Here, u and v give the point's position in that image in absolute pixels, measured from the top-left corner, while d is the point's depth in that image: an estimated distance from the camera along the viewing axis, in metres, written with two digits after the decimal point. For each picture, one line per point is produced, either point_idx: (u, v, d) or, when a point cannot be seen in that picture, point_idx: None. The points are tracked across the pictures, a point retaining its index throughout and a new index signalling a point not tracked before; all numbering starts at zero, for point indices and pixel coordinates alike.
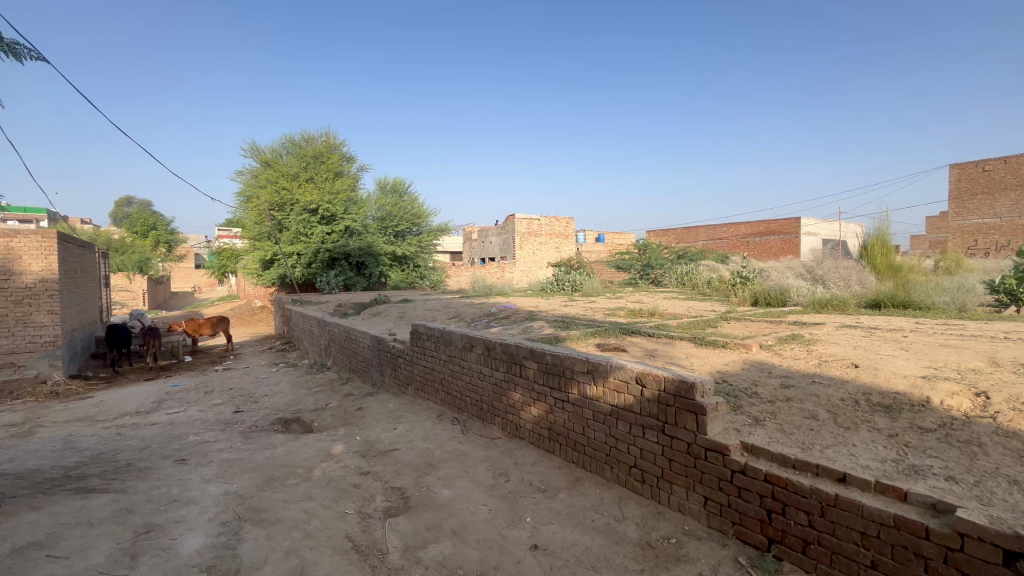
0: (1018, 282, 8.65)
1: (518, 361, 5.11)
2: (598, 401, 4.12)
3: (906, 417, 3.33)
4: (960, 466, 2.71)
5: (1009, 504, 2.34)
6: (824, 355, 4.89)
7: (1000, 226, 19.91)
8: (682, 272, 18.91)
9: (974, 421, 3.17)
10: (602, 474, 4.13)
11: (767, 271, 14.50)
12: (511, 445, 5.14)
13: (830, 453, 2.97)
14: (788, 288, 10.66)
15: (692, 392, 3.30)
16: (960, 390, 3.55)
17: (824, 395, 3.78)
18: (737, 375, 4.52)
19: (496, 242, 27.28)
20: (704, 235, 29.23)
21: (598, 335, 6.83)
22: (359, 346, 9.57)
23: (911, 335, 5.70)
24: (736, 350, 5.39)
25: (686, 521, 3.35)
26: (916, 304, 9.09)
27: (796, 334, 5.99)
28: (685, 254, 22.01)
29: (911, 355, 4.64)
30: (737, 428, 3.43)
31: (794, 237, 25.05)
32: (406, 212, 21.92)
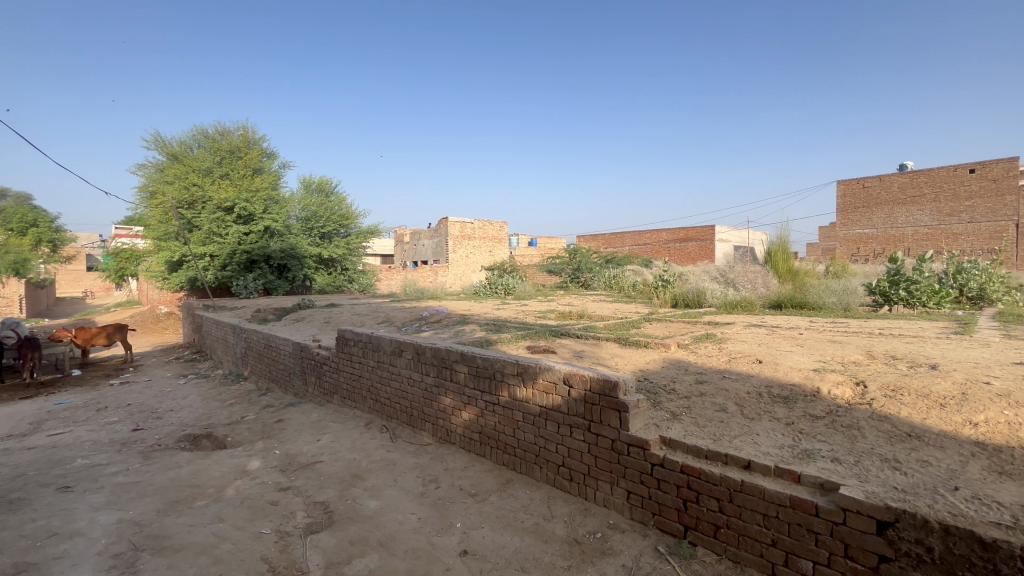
0: (891, 285, 9.90)
1: (449, 366, 5.05)
2: (527, 402, 4.17)
3: (800, 406, 3.69)
4: (843, 448, 3.04)
5: (881, 479, 2.66)
6: (733, 352, 5.31)
7: (877, 236, 22.74)
8: (610, 276, 19.72)
9: (855, 407, 3.57)
10: (531, 475, 4.19)
11: (686, 274, 15.50)
12: (441, 451, 5.07)
13: (737, 442, 3.22)
14: (703, 291, 11.47)
15: (615, 391, 3.45)
16: (843, 381, 4.00)
17: (732, 390, 4.09)
18: (657, 373, 4.78)
19: (429, 245, 26.90)
20: (630, 240, 30.67)
21: (529, 337, 6.95)
22: (280, 354, 9.01)
23: (805, 332, 6.34)
24: (656, 349, 5.70)
25: (611, 515, 3.48)
26: (810, 305, 10.16)
27: (709, 334, 6.44)
28: (612, 259, 22.97)
29: (805, 350, 5.17)
30: (656, 423, 3.63)
31: (709, 243, 27.02)
32: (332, 212, 20.99)
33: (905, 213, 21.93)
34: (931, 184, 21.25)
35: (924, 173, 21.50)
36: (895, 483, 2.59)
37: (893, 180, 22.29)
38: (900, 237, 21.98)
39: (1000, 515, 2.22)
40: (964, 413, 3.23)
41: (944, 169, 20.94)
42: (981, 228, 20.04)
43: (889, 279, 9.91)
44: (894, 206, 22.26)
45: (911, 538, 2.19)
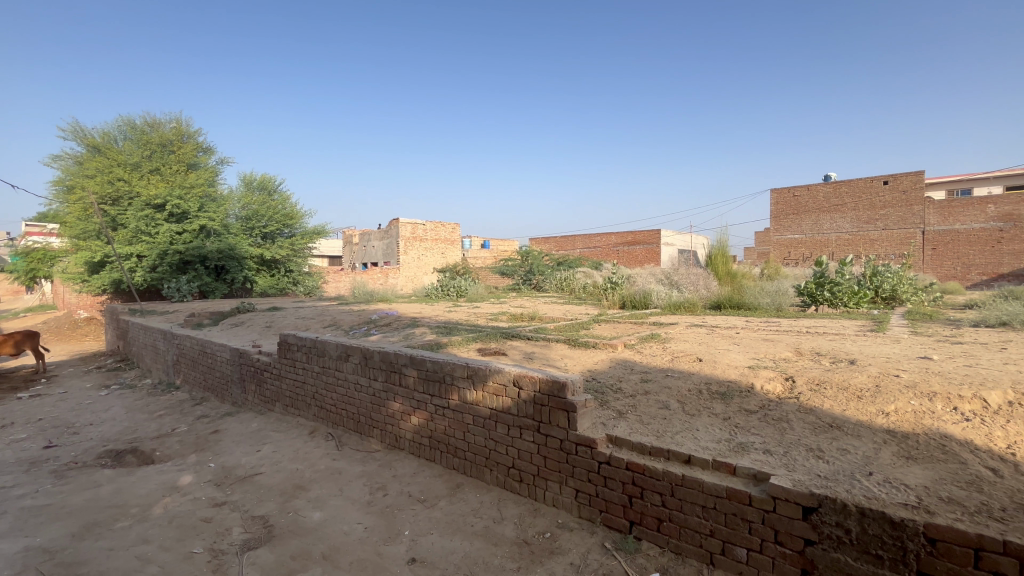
0: (817, 287, 10.72)
1: (398, 370, 4.94)
2: (478, 405, 4.15)
3: (736, 401, 3.90)
4: (774, 440, 3.24)
5: (807, 467, 2.84)
6: (676, 351, 5.54)
7: (805, 241, 24.46)
8: (561, 279, 20.06)
9: (785, 402, 3.81)
10: (481, 478, 4.17)
11: (633, 276, 16.02)
12: (390, 457, 4.95)
13: (678, 438, 3.35)
14: (650, 292, 11.90)
15: (564, 391, 3.50)
16: (775, 377, 4.26)
17: (674, 387, 4.26)
18: (605, 373, 4.90)
19: (379, 246, 26.28)
20: (581, 243, 31.30)
21: (480, 340, 6.93)
22: (216, 361, 8.48)
23: (742, 332, 6.71)
24: (604, 349, 5.84)
25: (560, 514, 3.53)
26: (746, 306, 10.80)
27: (654, 334, 6.69)
28: (563, 261, 23.38)
29: (742, 348, 5.46)
30: (604, 422, 3.71)
31: (655, 246, 28.07)
32: (275, 211, 20.04)
33: (829, 220, 23.75)
34: (852, 194, 23.10)
35: (846, 184, 23.35)
36: (818, 470, 2.79)
37: (819, 189, 24.06)
38: (825, 242, 23.78)
39: (906, 496, 2.44)
40: (878, 404, 3.53)
41: (863, 180, 22.82)
42: (893, 235, 22.01)
43: (815, 281, 10.76)
44: (820, 214, 24.04)
45: (832, 521, 2.36)
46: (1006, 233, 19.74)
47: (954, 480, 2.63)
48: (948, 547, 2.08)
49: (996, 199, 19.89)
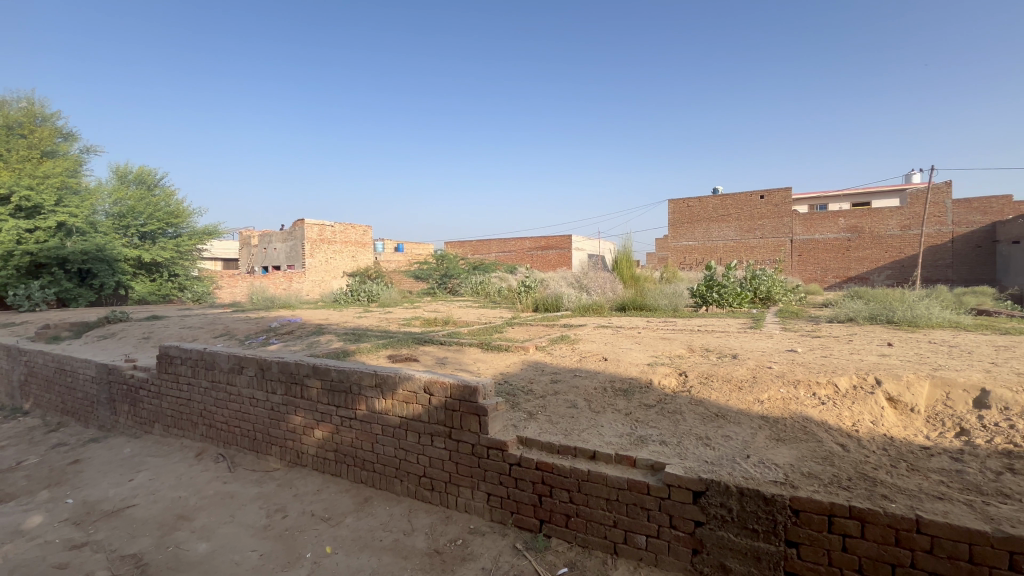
0: (707, 289, 11.87)
1: (299, 381, 4.61)
2: (387, 414, 4.00)
3: (637, 397, 4.16)
4: (669, 431, 3.50)
5: (697, 454, 3.11)
6: (583, 351, 5.79)
7: (698, 247, 26.89)
8: (477, 283, 20.16)
9: (678, 395, 4.14)
10: (391, 489, 4.02)
11: (546, 280, 16.53)
12: (290, 476, 4.60)
13: (584, 435, 3.49)
14: (561, 295, 12.35)
15: (475, 395, 3.49)
16: (670, 372, 4.61)
17: (582, 386, 4.45)
18: (516, 375, 4.99)
19: (281, 248, 24.47)
20: (496, 247, 31.59)
21: (391, 346, 6.71)
22: (78, 379, 7.32)
23: (642, 331, 7.20)
24: (516, 352, 5.94)
25: (472, 520, 3.51)
26: (647, 307, 11.62)
27: (564, 335, 6.94)
28: (479, 265, 23.45)
29: (643, 347, 5.84)
30: (515, 424, 3.76)
31: (567, 251, 29.19)
32: (156, 208, 17.86)
33: (717, 229, 26.36)
34: (735, 206, 25.78)
35: (731, 197, 26.01)
36: (706, 457, 3.05)
37: (709, 201, 26.55)
38: (714, 249, 26.34)
39: (776, 474, 2.75)
40: (754, 393, 3.96)
41: (744, 194, 25.55)
42: (768, 242, 24.95)
43: (705, 284, 11.90)
44: (710, 223, 26.58)
45: (717, 502, 2.58)
46: (854, 243, 23.18)
47: (814, 457, 3.01)
48: (809, 516, 2.37)
49: (846, 214, 23.31)
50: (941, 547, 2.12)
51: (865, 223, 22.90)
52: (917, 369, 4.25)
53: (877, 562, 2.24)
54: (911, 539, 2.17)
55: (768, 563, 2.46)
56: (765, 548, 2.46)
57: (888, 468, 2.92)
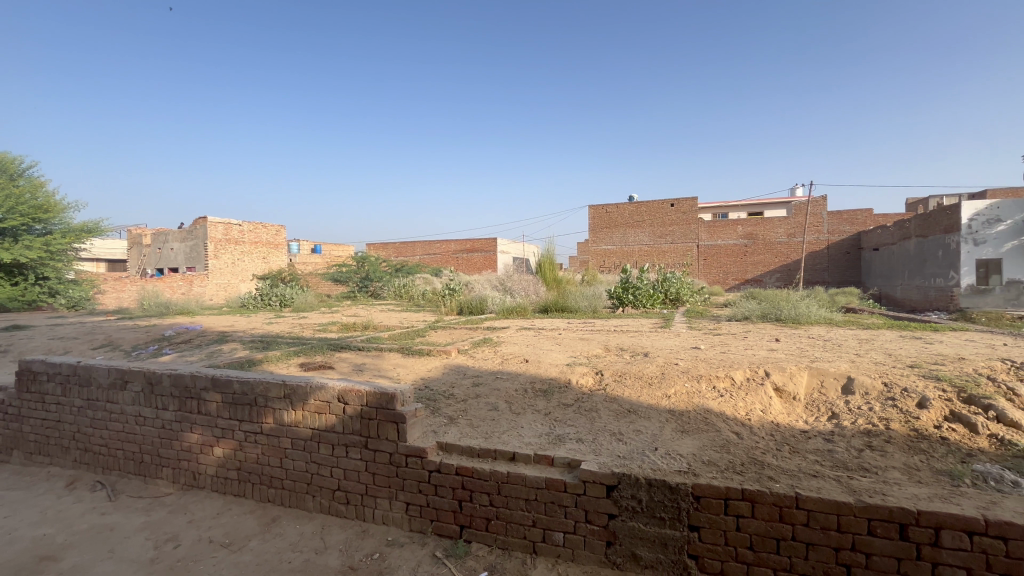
0: (623, 291, 12.50)
1: (196, 395, 4.18)
2: (297, 426, 3.75)
3: (556, 397, 4.27)
4: (585, 428, 3.62)
5: (610, 450, 3.24)
6: (505, 353, 5.83)
7: (616, 251, 28.30)
8: (400, 286, 19.66)
9: (594, 393, 4.31)
10: (302, 507, 3.77)
11: (471, 283, 16.51)
12: (186, 500, 4.15)
13: (504, 437, 3.51)
14: (486, 298, 12.40)
15: (393, 403, 3.38)
16: (587, 371, 4.78)
17: (503, 389, 4.48)
18: (437, 379, 4.91)
19: (178, 249, 22.16)
20: (420, 250, 30.98)
21: (304, 353, 6.32)
22: None
23: (563, 333, 7.42)
24: (438, 356, 5.84)
25: (390, 531, 3.39)
26: (569, 308, 12.00)
27: (486, 338, 6.96)
28: (402, 267, 22.86)
29: (562, 348, 6.01)
30: (434, 430, 3.69)
31: (492, 254, 29.36)
32: (19, 201, 15.39)
33: (633, 234, 27.90)
34: (649, 213, 27.45)
35: (645, 204, 27.66)
36: (619, 452, 3.19)
37: (626, 208, 28.04)
38: (631, 253, 27.87)
39: (680, 464, 2.94)
40: (662, 388, 4.22)
41: (657, 202, 27.28)
42: (678, 248, 26.86)
43: (621, 286, 12.53)
44: (627, 229, 28.06)
45: (628, 494, 2.71)
46: (749, 248, 25.62)
47: (713, 446, 3.26)
48: (708, 501, 2.55)
49: (743, 222, 25.71)
50: (816, 520, 2.38)
51: (759, 231, 25.40)
52: (798, 361, 4.78)
53: (764, 537, 2.46)
54: (792, 514, 2.42)
55: (674, 548, 2.62)
56: (670, 534, 2.62)
57: (775, 452, 3.24)
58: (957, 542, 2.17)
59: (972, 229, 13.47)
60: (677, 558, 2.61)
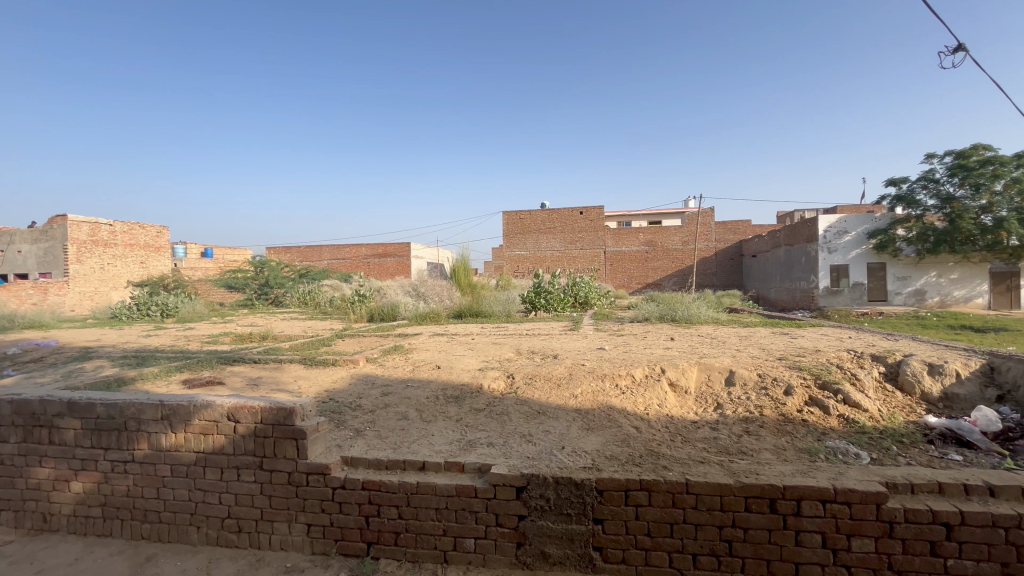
0: (535, 296, 12.82)
1: (46, 423, 3.57)
2: (178, 451, 3.35)
3: (467, 402, 4.26)
4: (496, 432, 3.65)
5: (521, 452, 3.30)
6: (417, 360, 5.70)
7: (529, 257, 29.03)
8: (304, 293, 18.45)
9: (505, 396, 4.36)
10: (186, 540, 3.37)
11: (383, 289, 15.96)
12: (32, 548, 3.51)
13: (414, 447, 3.43)
14: (398, 304, 12.07)
15: (292, 418, 3.14)
16: (499, 375, 4.83)
17: (414, 397, 4.38)
18: (343, 391, 4.67)
19: (28, 251, 18.87)
20: (327, 254, 29.37)
21: (188, 368, 5.67)
22: None
23: (476, 338, 7.43)
24: (344, 366, 5.56)
25: (289, 557, 3.14)
26: (483, 313, 12.03)
27: (397, 345, 6.76)
28: (307, 273, 21.51)
29: (475, 353, 6.01)
30: (339, 443, 3.51)
31: (405, 259, 28.64)
32: None
33: (545, 240, 28.83)
34: (560, 221, 28.52)
35: (556, 212, 28.69)
36: (528, 453, 3.26)
37: (538, 214, 28.89)
38: (543, 258, 28.76)
39: (585, 460, 3.08)
40: (570, 388, 4.38)
41: (567, 210, 28.42)
42: (587, 254, 28.20)
43: (534, 290, 12.84)
44: (539, 235, 28.93)
45: (537, 494, 2.76)
46: (650, 255, 27.60)
47: (616, 441, 3.45)
48: (611, 494, 2.70)
49: (644, 230, 27.65)
50: (703, 502, 2.60)
51: (658, 239, 27.45)
52: (690, 357, 5.22)
53: (660, 523, 2.65)
54: (683, 499, 2.62)
55: (580, 542, 2.72)
56: (577, 529, 2.72)
57: (669, 443, 3.50)
58: (814, 510, 2.50)
59: (827, 239, 15.70)
60: (583, 552, 2.72)
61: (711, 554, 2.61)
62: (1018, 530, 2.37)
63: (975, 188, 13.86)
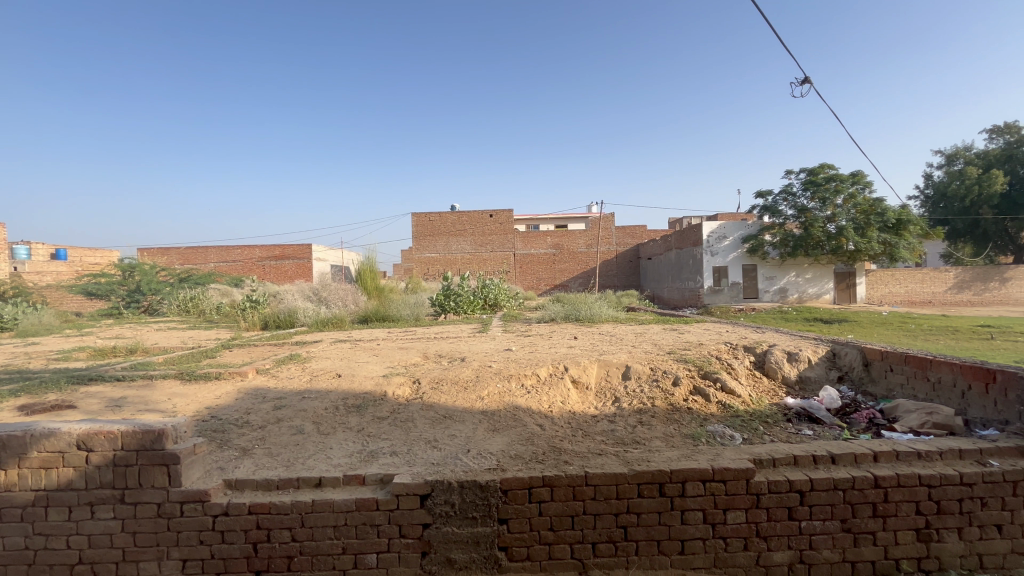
0: (445, 298, 12.67)
1: None
2: (9, 491, 2.79)
3: (370, 411, 4.08)
4: (400, 440, 3.54)
5: (425, 458, 3.22)
6: (315, 370, 5.34)
7: (440, 259, 28.70)
8: (185, 299, 16.51)
9: (410, 403, 4.25)
10: None
11: (279, 294, 14.80)
12: None
13: (310, 463, 3.20)
14: (296, 310, 11.26)
15: (161, 441, 2.77)
16: (404, 381, 4.68)
17: (310, 409, 4.10)
18: (228, 407, 4.24)
19: None
20: (213, 256, 26.59)
21: (26, 392, 4.76)
22: None
23: (381, 343, 7.15)
24: (230, 380, 5.03)
25: None
26: (391, 318, 11.64)
27: (293, 354, 6.28)
28: (189, 278, 19.31)
29: (379, 359, 5.77)
30: (221, 465, 3.17)
31: (306, 262, 26.79)
32: None
33: (456, 243, 28.72)
34: (470, 223, 28.62)
35: (466, 214, 28.71)
36: (433, 459, 3.20)
37: (448, 216, 28.69)
38: (454, 260, 28.62)
39: (490, 462, 3.09)
40: (476, 391, 4.38)
41: (477, 212, 28.55)
42: (497, 256, 28.57)
43: (443, 293, 12.69)
44: (450, 237, 28.75)
45: (441, 500, 2.72)
46: (557, 257, 28.63)
47: (520, 440, 3.53)
48: (514, 493, 2.73)
49: (551, 234, 28.64)
50: (600, 492, 2.74)
51: (564, 242, 28.56)
52: (591, 355, 5.47)
53: (562, 517, 2.74)
54: (583, 491, 2.74)
55: (486, 544, 2.72)
56: (482, 531, 2.71)
57: (571, 438, 3.65)
58: (696, 490, 2.74)
59: (710, 243, 17.46)
60: (489, 553, 2.72)
61: (609, 541, 2.75)
62: (853, 490, 2.79)
63: (823, 202, 16.19)
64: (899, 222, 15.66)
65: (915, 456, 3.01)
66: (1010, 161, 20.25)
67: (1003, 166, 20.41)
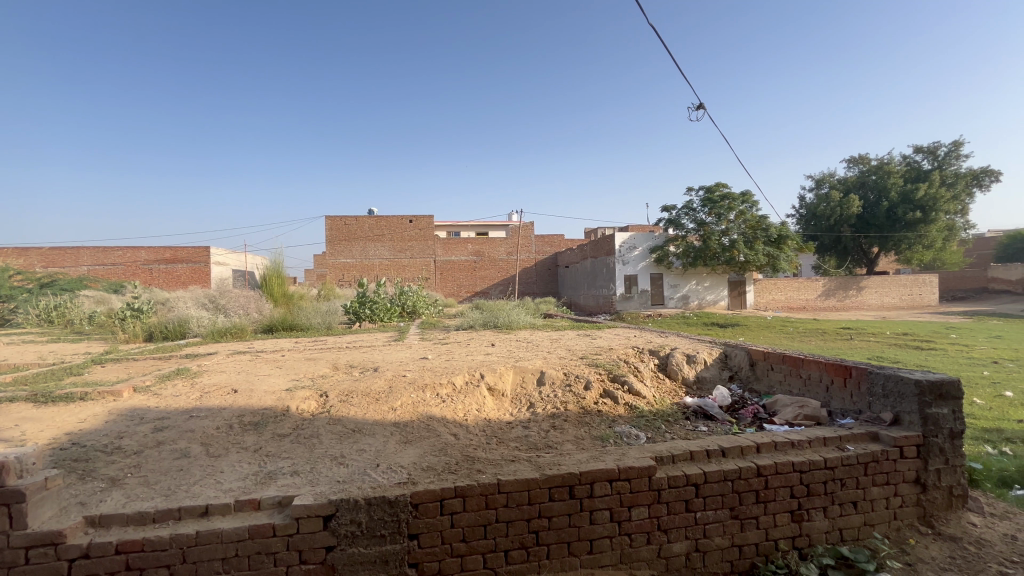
0: (359, 306, 12.12)
1: None
2: None
3: (269, 428, 3.76)
4: (302, 458, 3.30)
5: (329, 477, 3.03)
6: (206, 385, 4.82)
7: (355, 265, 27.56)
8: (48, 307, 14.24)
9: (316, 418, 3.99)
10: None
11: (168, 301, 13.28)
12: None
13: (195, 489, 2.88)
14: (188, 319, 10.19)
15: (2, 477, 2.34)
16: (310, 395, 4.39)
17: (199, 429, 3.70)
18: (95, 431, 3.69)
19: None
20: (86, 259, 23.31)
21: None
22: None
23: (285, 354, 6.65)
24: (99, 401, 4.38)
25: None
26: (299, 326, 10.88)
27: (181, 368, 5.63)
28: (53, 284, 16.72)
29: (283, 372, 5.35)
30: (82, 500, 2.74)
31: (202, 265, 24.36)
32: None
33: (373, 248, 27.76)
34: (388, 228, 27.83)
35: (384, 219, 27.87)
36: (339, 476, 3.02)
37: (365, 221, 27.68)
38: (371, 266, 27.62)
39: (400, 476, 2.98)
40: (388, 402, 4.22)
41: (395, 218, 27.87)
42: (416, 262, 28.00)
43: (358, 300, 12.14)
44: (366, 242, 27.72)
45: (347, 520, 2.57)
46: (477, 264, 28.64)
47: (433, 451, 3.44)
48: (425, 506, 2.65)
49: (471, 241, 28.68)
50: (512, 499, 2.75)
51: (484, 249, 28.63)
52: (507, 361, 5.51)
53: (474, 527, 2.71)
54: (495, 499, 2.73)
55: (394, 562, 2.61)
56: (391, 549, 2.60)
57: (485, 446, 3.65)
58: (604, 490, 2.85)
59: (621, 253, 18.50)
60: (398, 571, 2.62)
61: (521, 547, 2.76)
62: (740, 479, 3.06)
63: (718, 217, 17.84)
64: (779, 237, 17.64)
65: (789, 446, 3.37)
66: (863, 187, 23.70)
67: (859, 190, 23.85)
